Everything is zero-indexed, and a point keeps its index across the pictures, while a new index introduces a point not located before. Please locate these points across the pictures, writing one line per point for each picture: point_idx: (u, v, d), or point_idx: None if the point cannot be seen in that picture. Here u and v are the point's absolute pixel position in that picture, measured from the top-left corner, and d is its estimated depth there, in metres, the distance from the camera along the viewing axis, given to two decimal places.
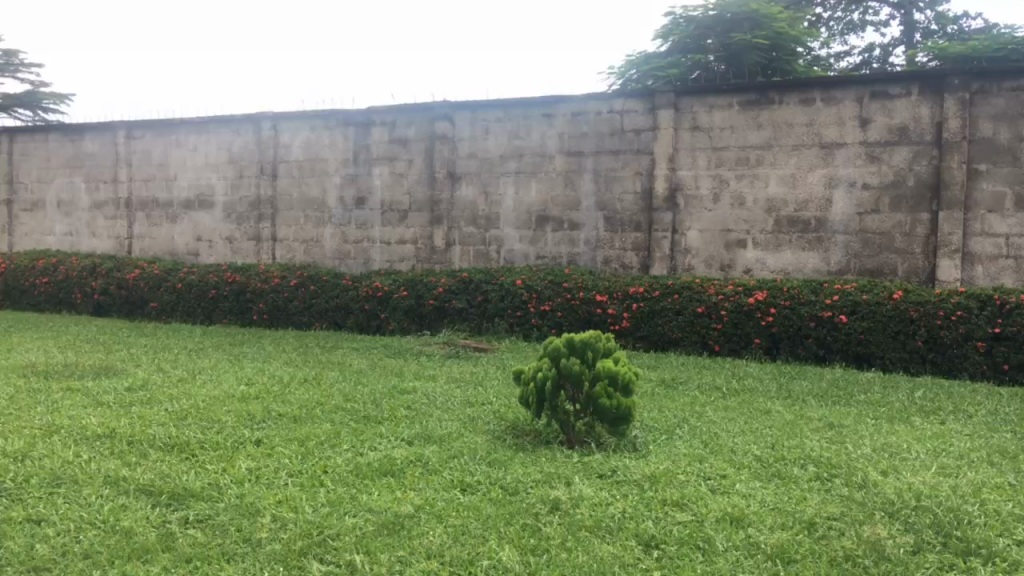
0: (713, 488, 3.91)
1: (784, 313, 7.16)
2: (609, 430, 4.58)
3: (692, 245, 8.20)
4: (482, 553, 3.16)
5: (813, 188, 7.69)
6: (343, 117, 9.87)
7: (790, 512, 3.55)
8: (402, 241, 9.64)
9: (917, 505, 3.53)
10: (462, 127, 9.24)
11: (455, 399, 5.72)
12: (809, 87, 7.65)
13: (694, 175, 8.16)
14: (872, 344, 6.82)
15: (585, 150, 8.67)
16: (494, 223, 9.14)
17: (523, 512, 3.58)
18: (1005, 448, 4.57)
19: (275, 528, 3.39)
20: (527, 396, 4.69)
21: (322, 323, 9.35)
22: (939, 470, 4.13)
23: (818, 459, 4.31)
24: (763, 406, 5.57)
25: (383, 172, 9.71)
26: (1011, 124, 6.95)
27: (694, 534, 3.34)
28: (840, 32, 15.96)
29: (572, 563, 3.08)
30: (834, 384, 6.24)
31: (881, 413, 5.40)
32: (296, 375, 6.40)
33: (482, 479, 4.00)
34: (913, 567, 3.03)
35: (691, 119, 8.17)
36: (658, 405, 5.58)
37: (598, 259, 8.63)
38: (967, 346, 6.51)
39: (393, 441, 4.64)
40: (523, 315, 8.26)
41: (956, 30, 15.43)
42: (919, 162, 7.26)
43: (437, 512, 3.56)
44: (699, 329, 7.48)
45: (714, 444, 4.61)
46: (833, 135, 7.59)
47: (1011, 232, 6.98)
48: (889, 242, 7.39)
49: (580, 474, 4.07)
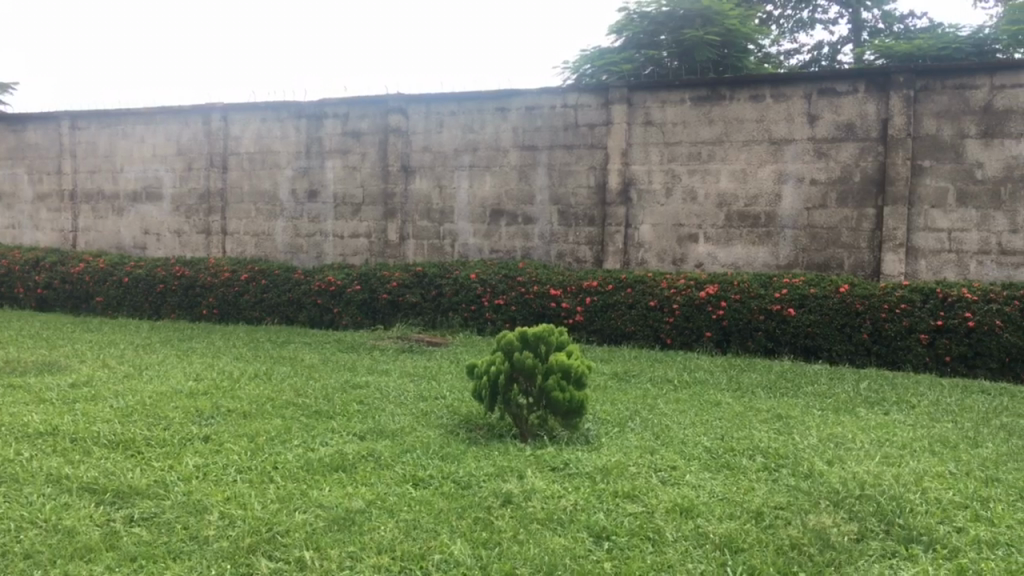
0: (664, 480, 3.94)
1: (734, 306, 7.25)
2: (562, 424, 4.62)
3: (645, 239, 8.28)
4: (433, 548, 3.15)
5: (762, 183, 7.80)
6: (296, 109, 9.78)
7: (739, 503, 3.61)
8: (355, 235, 9.57)
9: (861, 494, 3.61)
10: (416, 121, 9.21)
11: (408, 394, 5.70)
12: (759, 84, 7.76)
13: (647, 169, 8.23)
14: (820, 337, 6.95)
15: (538, 144, 8.67)
16: (448, 217, 9.11)
17: (475, 506, 3.58)
18: (947, 438, 4.68)
19: (222, 526, 3.35)
20: (480, 390, 4.68)
21: (274, 317, 9.24)
22: (883, 459, 4.24)
23: (766, 449, 4.39)
24: (713, 398, 5.65)
25: (336, 165, 9.63)
26: (953, 121, 7.11)
27: (644, 525, 3.37)
28: (789, 30, 16.22)
29: (524, 555, 3.09)
30: (783, 376, 6.35)
31: (827, 405, 5.50)
32: (246, 371, 6.31)
33: (434, 474, 3.99)
34: (857, 555, 3.10)
35: (644, 115, 8.24)
36: (610, 398, 5.61)
37: (552, 252, 8.66)
38: (911, 338, 6.66)
39: (344, 437, 4.60)
40: (477, 309, 8.25)
41: (902, 28, 15.78)
42: (865, 158, 7.40)
43: (388, 507, 3.55)
44: (651, 322, 7.55)
45: (665, 436, 4.66)
46: (782, 132, 7.70)
47: (953, 226, 7.15)
48: (836, 236, 7.53)
49: (532, 467, 4.08)
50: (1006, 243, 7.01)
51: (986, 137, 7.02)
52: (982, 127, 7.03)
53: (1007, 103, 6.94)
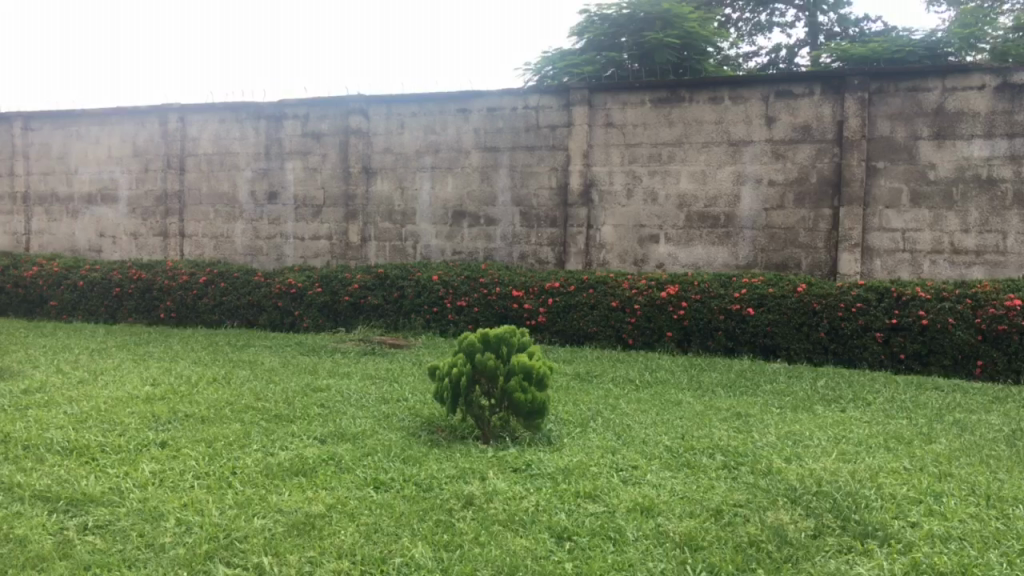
0: (625, 479, 3.97)
1: (695, 306, 7.32)
2: (524, 425, 4.62)
3: (606, 240, 8.32)
4: (394, 551, 3.14)
5: (721, 184, 7.88)
6: (255, 109, 9.69)
7: (699, 501, 3.64)
8: (316, 237, 9.49)
9: (818, 490, 3.66)
10: (377, 122, 9.17)
11: (370, 396, 5.67)
12: (718, 86, 7.85)
13: (609, 170, 8.28)
14: (778, 336, 7.05)
15: (500, 145, 8.68)
16: (410, 218, 9.07)
17: (437, 508, 3.57)
18: (901, 435, 4.77)
19: (179, 533, 3.30)
20: (441, 393, 4.67)
21: (233, 320, 9.13)
22: (839, 456, 4.31)
23: (725, 448, 4.44)
24: (674, 397, 5.70)
25: (295, 167, 9.55)
26: (907, 123, 7.24)
27: (605, 525, 3.39)
28: (748, 32, 16.40)
29: (485, 557, 3.09)
30: (742, 374, 6.43)
31: (785, 403, 5.58)
32: (204, 375, 6.23)
33: (396, 477, 3.97)
34: (813, 551, 3.15)
35: (605, 116, 8.28)
36: (572, 399, 5.63)
37: (514, 253, 8.66)
38: (866, 337, 6.77)
39: (304, 441, 4.57)
40: (439, 310, 8.23)
41: (858, 31, 16.06)
42: (821, 160, 7.52)
43: (349, 511, 3.53)
44: (613, 322, 7.59)
45: (627, 436, 4.69)
46: (740, 133, 7.79)
47: (906, 226, 7.28)
48: (794, 237, 7.64)
49: (494, 468, 4.09)
50: (958, 243, 7.15)
51: (938, 139, 7.15)
52: (934, 129, 7.16)
53: (958, 106, 7.08)
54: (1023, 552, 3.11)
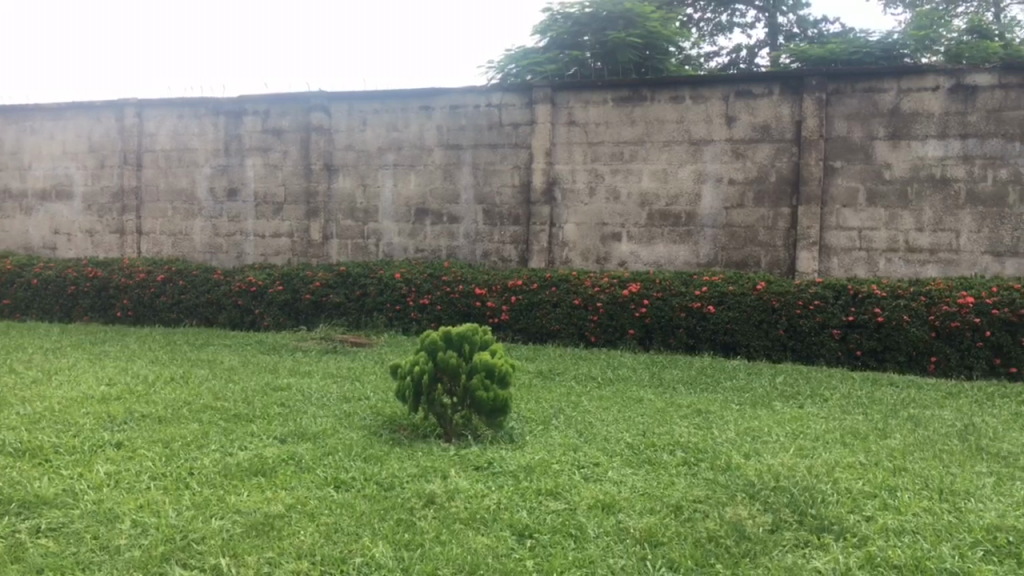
0: (587, 476, 3.99)
1: (656, 304, 7.38)
2: (486, 423, 4.62)
3: (569, 238, 8.35)
4: (354, 550, 3.13)
5: (683, 183, 7.95)
6: (214, 106, 9.57)
7: (659, 497, 3.67)
8: (277, 234, 9.40)
9: (776, 485, 3.71)
10: (339, 119, 9.11)
11: (331, 395, 5.62)
12: (679, 85, 7.91)
13: (571, 169, 8.31)
14: (738, 333, 7.13)
15: (462, 143, 8.66)
16: (372, 216, 9.02)
17: (398, 507, 3.56)
18: (857, 430, 4.85)
19: (135, 535, 3.25)
20: (403, 391, 4.65)
21: (192, 319, 9.01)
22: (797, 451, 4.37)
23: (686, 444, 4.48)
24: (635, 394, 5.73)
25: (256, 163, 9.45)
26: (863, 123, 7.36)
27: (566, 522, 3.40)
28: (709, 32, 16.55)
29: (447, 556, 3.09)
30: (703, 372, 6.49)
31: (745, 399, 5.65)
32: (162, 374, 6.14)
33: (357, 476, 3.95)
34: (770, 545, 3.19)
35: (567, 115, 8.31)
36: (534, 396, 5.64)
37: (477, 252, 8.65)
38: (824, 334, 6.88)
39: (264, 440, 4.52)
40: (402, 308, 8.19)
41: (816, 33, 16.29)
42: (780, 159, 7.61)
43: (309, 511, 3.50)
44: (576, 320, 7.62)
45: (589, 433, 4.71)
46: (701, 133, 7.87)
47: (863, 225, 7.40)
48: (753, 235, 7.73)
49: (456, 467, 4.08)
50: (912, 242, 7.27)
51: (893, 139, 7.27)
52: (889, 130, 7.28)
53: (912, 107, 7.21)
54: (973, 544, 3.18)
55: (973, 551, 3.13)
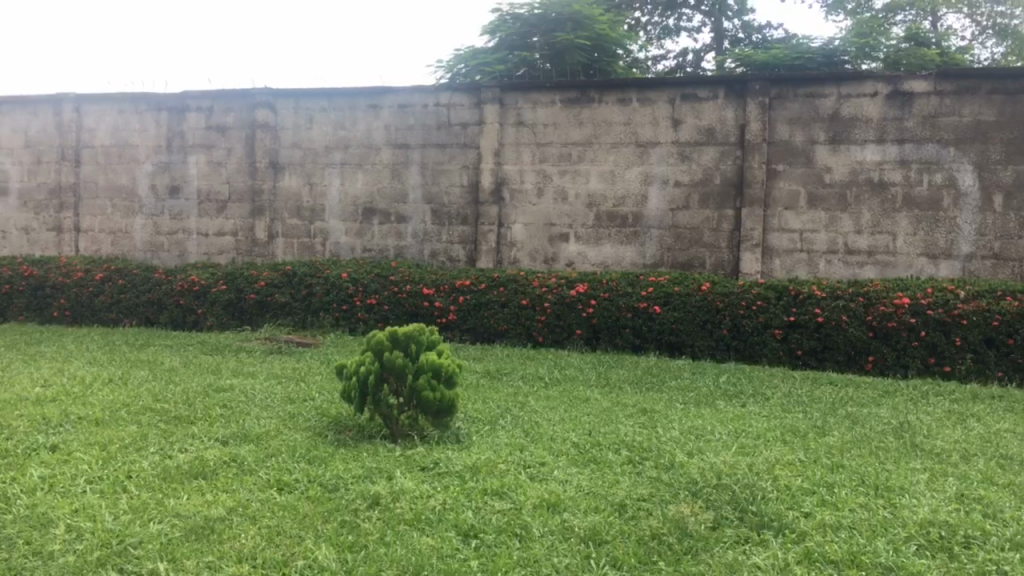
0: (532, 475, 4.01)
1: (603, 304, 7.44)
2: (432, 423, 4.61)
3: (517, 238, 8.37)
4: (297, 553, 3.09)
5: (630, 185, 8.03)
6: (156, 101, 9.38)
7: (603, 496, 3.70)
8: (220, 233, 9.25)
9: (718, 483, 3.77)
10: (285, 117, 9.00)
11: (275, 396, 5.55)
12: (626, 88, 7.98)
13: (520, 169, 8.32)
14: (683, 333, 7.22)
15: (411, 142, 8.62)
16: (319, 215, 8.93)
17: (342, 509, 3.53)
18: (797, 428, 4.94)
19: (70, 540, 3.17)
20: (349, 392, 4.61)
21: (132, 319, 8.82)
22: (739, 449, 4.45)
23: (630, 443, 4.52)
24: (581, 394, 5.77)
25: (199, 160, 9.29)
26: (805, 127, 7.51)
27: (511, 522, 3.41)
28: (657, 36, 16.73)
29: (390, 557, 3.07)
30: (648, 371, 6.56)
31: (689, 398, 5.72)
32: (99, 376, 5.99)
33: (300, 477, 3.91)
34: (711, 542, 3.24)
35: (516, 115, 8.32)
36: (481, 397, 5.64)
37: (425, 252, 8.62)
38: (766, 334, 7.00)
39: (205, 442, 4.45)
40: (348, 308, 8.12)
41: (761, 38, 16.59)
42: (724, 162, 7.73)
43: (250, 514, 3.45)
44: (524, 320, 7.64)
45: (535, 433, 4.73)
46: (648, 135, 7.95)
47: (804, 227, 7.55)
48: (698, 236, 7.83)
49: (402, 467, 4.06)
50: (851, 244, 7.44)
51: (833, 143, 7.43)
52: (830, 134, 7.44)
53: (852, 112, 7.37)
54: (906, 539, 3.26)
55: (907, 545, 3.21)
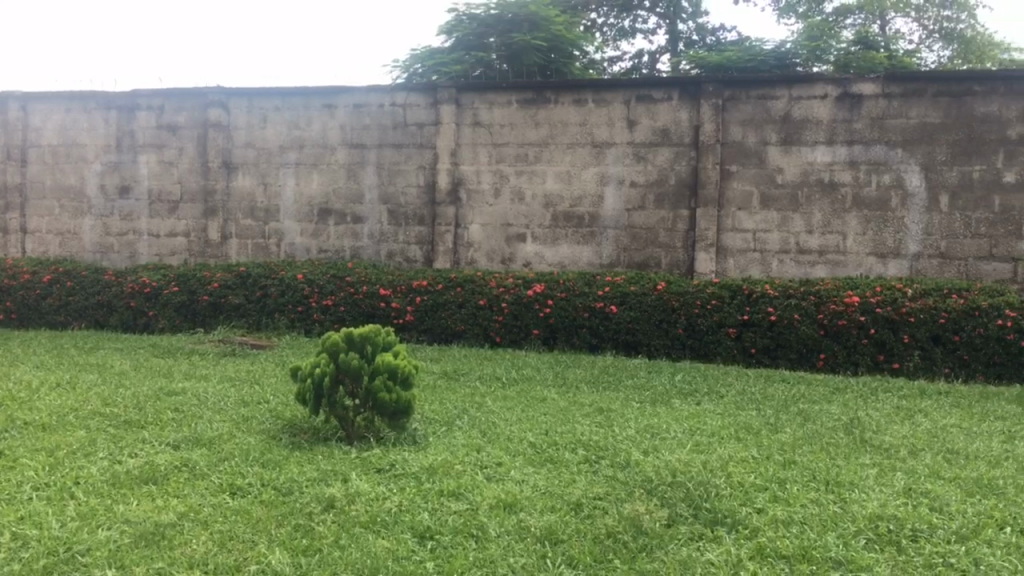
0: (489, 476, 4.00)
1: (560, 304, 7.46)
2: (389, 425, 4.58)
3: (474, 239, 8.36)
4: (250, 558, 3.05)
5: (586, 185, 8.06)
6: (104, 99, 9.20)
7: (560, 495, 3.71)
8: (172, 234, 9.10)
9: (673, 481, 3.80)
10: (238, 116, 8.88)
11: (228, 399, 5.48)
12: (582, 88, 8.01)
13: (476, 169, 8.31)
14: (639, 332, 7.27)
15: (366, 142, 8.56)
16: (273, 215, 8.83)
17: (296, 513, 3.49)
18: (750, 426, 5.01)
19: (15, 548, 3.09)
20: (304, 394, 4.56)
21: (81, 321, 8.64)
22: (694, 447, 4.49)
23: (587, 442, 4.54)
24: (539, 394, 5.77)
25: (149, 160, 9.13)
26: (757, 128, 7.61)
27: (468, 522, 3.40)
28: (613, 38, 16.85)
29: (345, 560, 3.04)
30: (605, 370, 6.59)
31: (645, 397, 5.76)
32: (47, 380, 5.85)
33: (254, 481, 3.86)
34: (666, 539, 3.26)
35: (472, 116, 8.30)
36: (438, 397, 5.62)
37: (381, 252, 8.56)
38: (721, 332, 7.08)
39: (156, 447, 4.37)
40: (304, 310, 8.04)
41: (714, 41, 16.79)
42: (679, 162, 7.80)
43: (202, 519, 3.39)
44: (481, 321, 7.63)
45: (492, 433, 4.72)
46: (603, 136, 7.99)
47: (757, 228, 7.65)
48: (654, 236, 7.90)
49: (357, 470, 4.03)
50: (803, 243, 7.56)
51: (785, 144, 7.54)
52: (782, 135, 7.55)
53: (803, 114, 7.49)
54: (856, 533, 3.32)
55: (856, 539, 3.27)
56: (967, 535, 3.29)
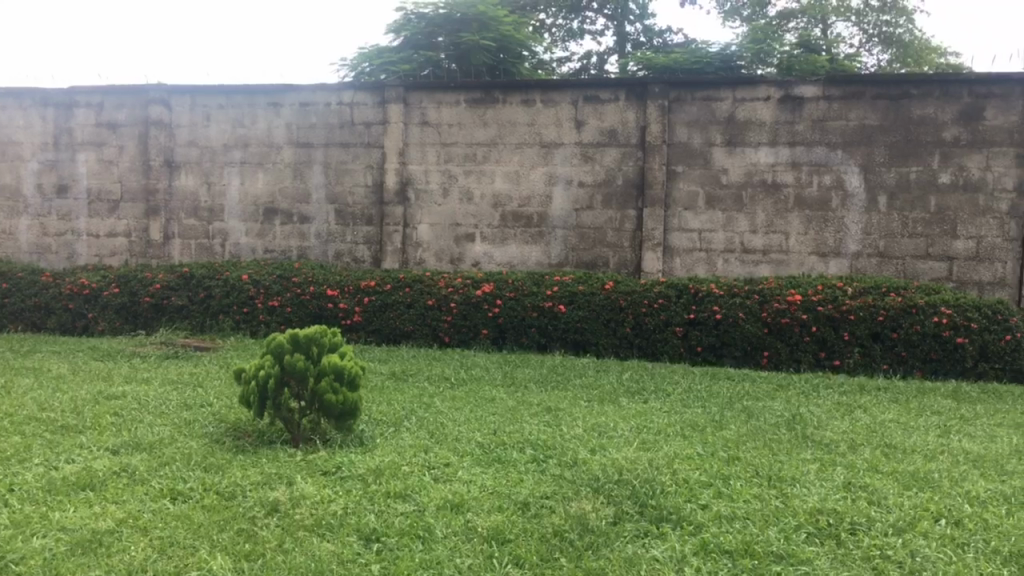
0: (437, 477, 3.97)
1: (509, 304, 7.46)
2: (335, 427, 4.52)
3: (422, 239, 8.31)
4: (191, 564, 2.99)
5: (534, 185, 8.07)
6: (41, 96, 8.95)
7: (507, 495, 3.71)
8: (112, 234, 8.88)
9: (619, 479, 3.82)
10: (181, 113, 8.71)
11: (170, 402, 5.36)
12: (530, 89, 8.02)
13: (424, 169, 8.27)
14: (587, 332, 7.30)
15: (313, 141, 8.45)
16: (218, 215, 8.67)
17: (238, 517, 3.43)
18: (696, 423, 5.06)
19: None
20: (248, 396, 4.49)
21: (17, 324, 8.39)
22: (640, 444, 4.52)
23: (535, 442, 4.54)
24: (488, 394, 5.76)
25: (89, 158, 8.91)
26: (703, 129, 7.69)
27: (414, 524, 3.37)
28: (562, 38, 16.91)
29: (289, 565, 3.00)
30: (554, 370, 6.60)
31: (593, 395, 5.79)
32: None
33: (195, 486, 3.78)
34: (612, 537, 3.27)
35: (420, 115, 8.26)
36: (386, 398, 5.57)
37: (328, 252, 8.47)
38: (667, 331, 7.14)
39: (95, 452, 4.26)
40: (249, 311, 7.90)
41: (661, 42, 16.95)
42: (626, 163, 7.86)
43: (141, 525, 3.31)
44: (429, 321, 7.60)
45: (439, 434, 4.69)
46: (551, 136, 8.00)
47: (703, 227, 7.74)
48: (602, 236, 7.94)
49: (302, 472, 3.97)
50: (747, 243, 7.67)
51: (730, 145, 7.64)
52: (726, 136, 7.65)
53: (747, 115, 7.60)
54: (797, 527, 3.37)
55: (797, 533, 3.32)
56: (904, 527, 3.36)
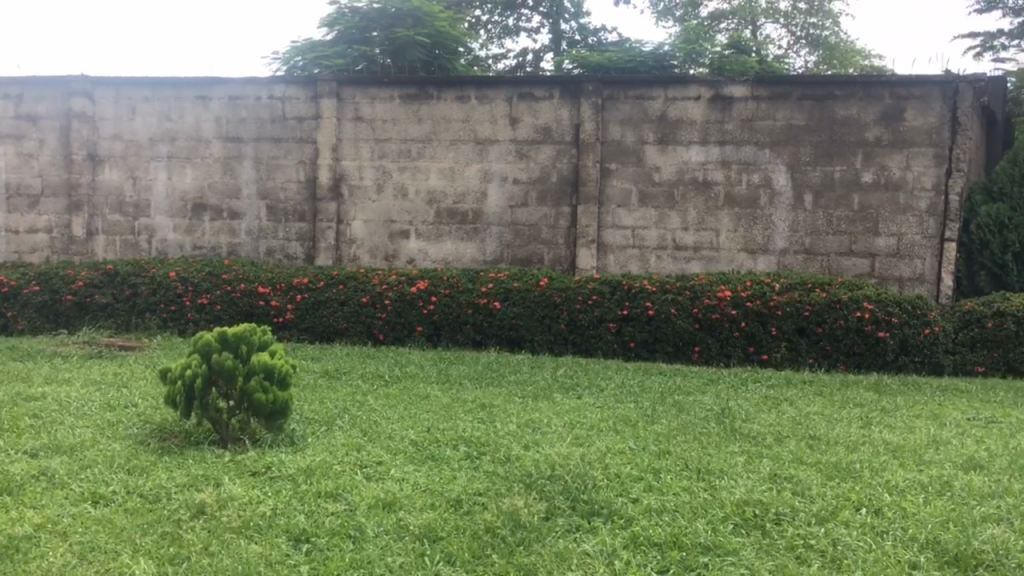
0: (368, 476, 3.93)
1: (444, 301, 7.44)
2: (265, 427, 4.43)
3: (356, 235, 8.22)
4: (112, 569, 2.90)
5: (469, 182, 8.05)
6: None
7: (440, 492, 3.69)
8: (32, 230, 8.58)
9: (551, 475, 3.82)
10: (104, 106, 8.45)
11: (93, 403, 5.20)
12: (464, 85, 7.99)
13: (358, 165, 8.17)
14: (522, 328, 7.31)
15: (243, 136, 8.29)
16: (144, 211, 8.44)
17: (163, 520, 3.34)
18: (628, 417, 5.11)
19: None
20: (173, 397, 4.38)
21: None
22: (573, 440, 4.55)
23: (469, 438, 4.52)
24: (423, 391, 5.73)
25: (8, 152, 8.60)
26: (636, 127, 7.77)
27: (345, 523, 3.33)
28: (497, 35, 16.91)
29: (215, 567, 2.93)
30: (488, 366, 6.60)
31: (527, 392, 5.80)
32: None
33: (118, 489, 3.66)
34: (543, 533, 3.28)
35: (353, 110, 8.16)
36: (318, 397, 5.50)
37: (260, 249, 8.31)
38: (601, 327, 7.20)
39: (12, 456, 4.10)
40: (177, 309, 7.71)
41: (596, 41, 17.07)
42: (560, 160, 7.89)
43: (60, 531, 3.20)
44: (363, 319, 7.52)
45: (372, 432, 4.65)
46: (486, 132, 7.99)
47: (636, 224, 7.82)
48: (537, 233, 7.96)
49: (230, 473, 3.89)
50: (679, 240, 7.78)
51: (662, 143, 7.73)
52: (658, 135, 7.74)
53: (678, 114, 7.70)
54: (724, 518, 3.43)
55: (724, 525, 3.38)
56: (827, 516, 3.45)
